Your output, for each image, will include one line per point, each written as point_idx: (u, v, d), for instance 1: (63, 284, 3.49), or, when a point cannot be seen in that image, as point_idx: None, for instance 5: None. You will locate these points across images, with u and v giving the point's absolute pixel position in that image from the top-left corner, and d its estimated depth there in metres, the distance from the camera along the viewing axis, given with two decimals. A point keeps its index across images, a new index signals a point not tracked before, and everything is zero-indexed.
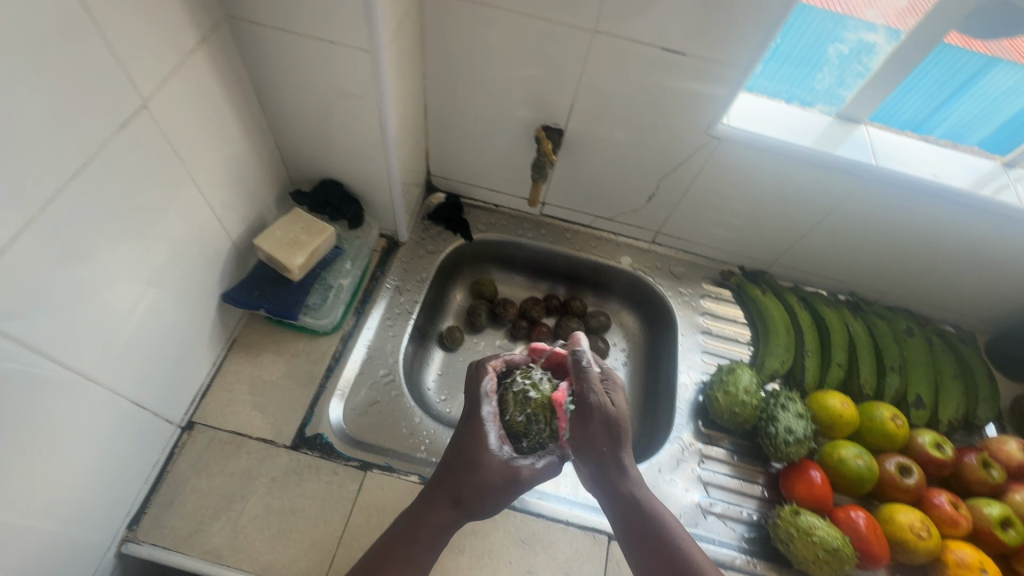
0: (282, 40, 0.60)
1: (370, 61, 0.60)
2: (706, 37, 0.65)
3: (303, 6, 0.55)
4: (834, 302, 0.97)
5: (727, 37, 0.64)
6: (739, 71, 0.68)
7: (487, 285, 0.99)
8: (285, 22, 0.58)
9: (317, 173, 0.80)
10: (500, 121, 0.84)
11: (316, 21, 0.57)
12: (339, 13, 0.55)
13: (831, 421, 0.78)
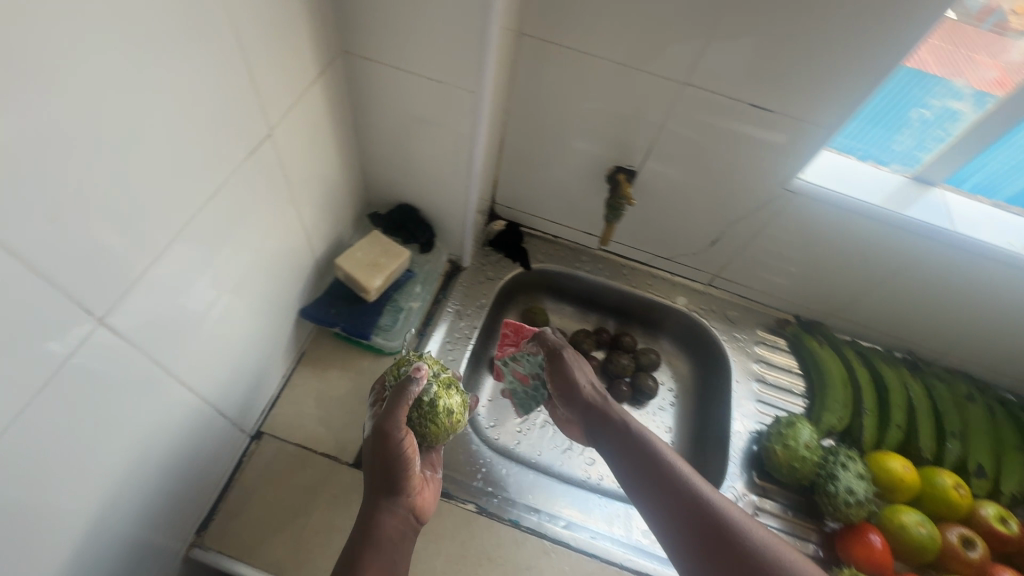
0: (390, 75, 0.63)
1: (472, 101, 0.62)
2: (794, 96, 0.66)
3: (418, 47, 0.58)
4: (892, 359, 0.95)
5: (815, 97, 0.66)
6: (823, 129, 0.69)
7: (540, 314, 1.00)
8: (397, 60, 0.60)
9: (396, 197, 0.82)
10: (574, 158, 0.86)
11: (427, 61, 0.59)
12: (452, 56, 0.58)
13: (892, 484, 0.77)
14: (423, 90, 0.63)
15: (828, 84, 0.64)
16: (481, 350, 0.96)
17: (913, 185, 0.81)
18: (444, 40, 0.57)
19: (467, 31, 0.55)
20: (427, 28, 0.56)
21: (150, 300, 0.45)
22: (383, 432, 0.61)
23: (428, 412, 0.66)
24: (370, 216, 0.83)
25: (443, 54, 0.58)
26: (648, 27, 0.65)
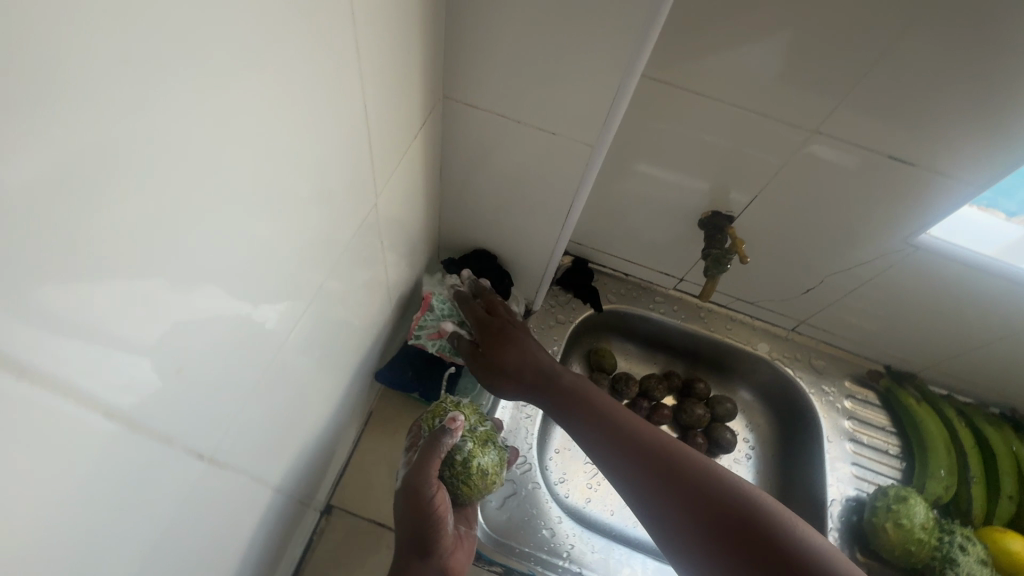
0: (494, 123, 0.56)
1: (585, 155, 0.55)
2: (944, 149, 0.59)
3: (534, 96, 0.51)
4: (993, 418, 0.88)
5: (968, 151, 0.59)
6: (968, 183, 0.62)
7: (607, 357, 0.93)
8: (507, 108, 0.53)
9: (472, 242, 0.75)
10: (663, 199, 0.79)
11: (543, 111, 0.52)
12: (574, 109, 0.51)
13: (1012, 567, 0.71)
14: (530, 141, 0.56)
15: (987, 140, 0.58)
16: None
17: None
18: (569, 91, 0.49)
19: (600, 84, 0.48)
20: (551, 77, 0.49)
21: (257, 411, 0.39)
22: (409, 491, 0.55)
23: (463, 474, 0.59)
24: (443, 260, 0.76)
25: (563, 106, 0.51)
26: (784, 72, 0.58)
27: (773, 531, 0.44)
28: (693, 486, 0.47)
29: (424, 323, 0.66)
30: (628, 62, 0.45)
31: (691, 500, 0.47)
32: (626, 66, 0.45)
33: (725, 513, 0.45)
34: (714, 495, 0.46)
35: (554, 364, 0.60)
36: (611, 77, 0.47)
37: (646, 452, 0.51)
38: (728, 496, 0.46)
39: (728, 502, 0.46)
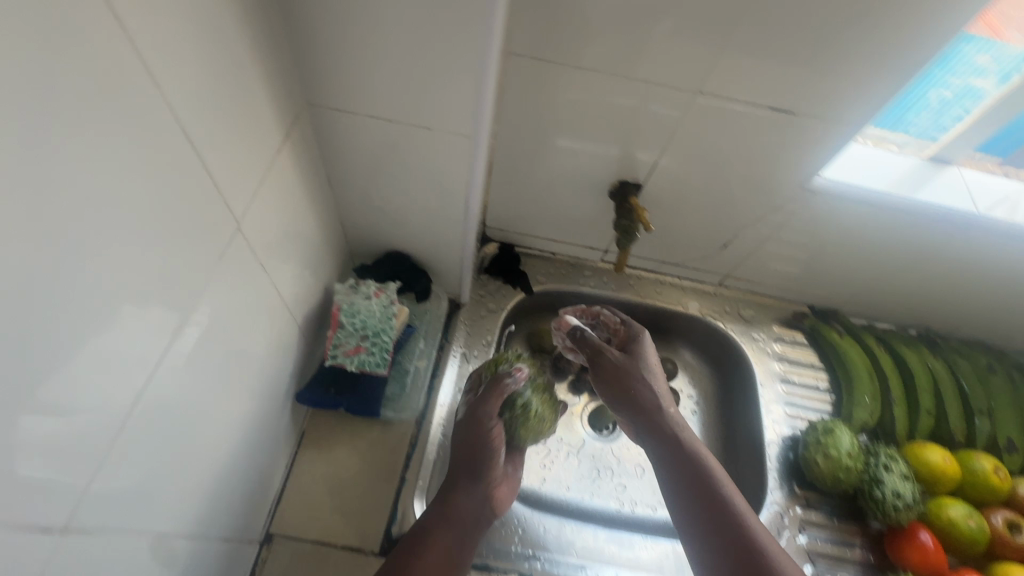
0: (367, 123, 0.54)
1: (465, 144, 0.54)
2: (817, 95, 0.60)
3: (398, 93, 0.49)
4: (911, 340, 0.93)
5: (841, 95, 0.60)
6: (847, 126, 0.63)
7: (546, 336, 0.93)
8: (376, 107, 0.52)
9: (383, 246, 0.73)
10: (571, 176, 0.79)
11: (411, 105, 0.51)
12: (441, 98, 0.50)
13: (933, 477, 0.76)
14: (409, 138, 0.55)
15: (856, 83, 0.59)
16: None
17: (931, 166, 0.77)
18: (432, 81, 0.48)
19: (460, 69, 0.47)
20: (409, 69, 0.47)
21: (129, 450, 0.37)
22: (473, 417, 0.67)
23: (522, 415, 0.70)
24: (354, 269, 0.73)
25: (431, 97, 0.50)
26: (652, 36, 0.57)
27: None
28: (731, 520, 0.58)
29: (338, 342, 0.63)
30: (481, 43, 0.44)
31: (720, 532, 0.58)
32: (480, 47, 0.45)
33: (747, 554, 0.56)
34: (742, 537, 0.57)
35: (666, 405, 0.69)
36: (469, 62, 0.46)
37: (698, 486, 0.61)
38: (754, 539, 0.57)
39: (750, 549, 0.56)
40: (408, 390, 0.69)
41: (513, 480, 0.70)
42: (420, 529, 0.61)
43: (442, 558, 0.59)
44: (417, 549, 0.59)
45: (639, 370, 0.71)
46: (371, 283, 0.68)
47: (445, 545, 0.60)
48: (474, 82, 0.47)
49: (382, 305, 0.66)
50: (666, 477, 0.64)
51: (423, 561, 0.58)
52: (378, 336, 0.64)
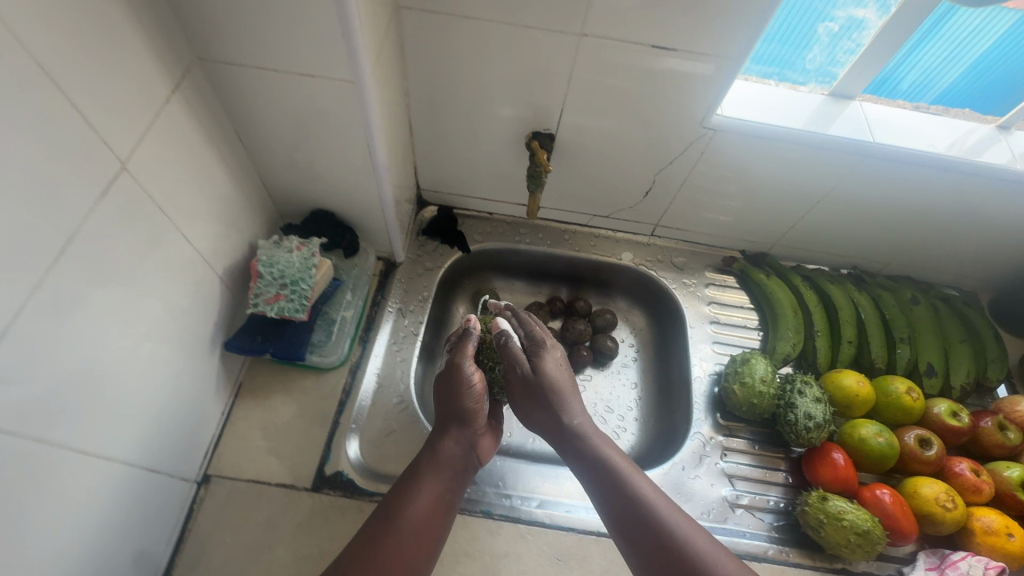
0: (260, 77, 0.57)
1: (351, 92, 0.57)
2: (695, 31, 0.63)
3: (279, 42, 0.53)
4: (838, 278, 0.96)
5: (717, 29, 0.63)
6: (732, 59, 0.66)
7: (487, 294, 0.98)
8: (261, 62, 0.55)
9: (308, 205, 0.77)
10: (488, 131, 0.82)
11: (292, 57, 0.54)
12: (315, 49, 0.53)
13: (848, 400, 0.79)
14: (301, 90, 0.58)
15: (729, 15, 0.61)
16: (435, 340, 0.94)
17: (833, 102, 0.79)
18: (302, 32, 0.51)
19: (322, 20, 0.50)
20: (278, 21, 0.51)
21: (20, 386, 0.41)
22: (460, 370, 0.71)
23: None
24: (281, 227, 0.77)
25: (306, 48, 0.53)
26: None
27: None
28: (640, 512, 0.58)
29: (259, 291, 0.67)
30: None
31: (631, 527, 0.58)
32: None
33: (662, 545, 0.55)
34: (653, 531, 0.56)
35: (574, 415, 0.68)
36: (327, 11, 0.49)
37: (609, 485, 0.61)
38: (665, 530, 0.56)
39: (661, 542, 0.55)
40: (335, 338, 0.74)
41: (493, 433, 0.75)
42: (408, 478, 0.63)
43: (431, 502, 0.62)
44: (407, 497, 0.61)
45: (546, 381, 0.70)
46: (293, 239, 0.72)
47: (435, 490, 0.63)
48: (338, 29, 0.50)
49: (302, 257, 0.70)
50: (583, 474, 0.64)
51: (413, 506, 0.60)
52: (297, 285, 0.68)
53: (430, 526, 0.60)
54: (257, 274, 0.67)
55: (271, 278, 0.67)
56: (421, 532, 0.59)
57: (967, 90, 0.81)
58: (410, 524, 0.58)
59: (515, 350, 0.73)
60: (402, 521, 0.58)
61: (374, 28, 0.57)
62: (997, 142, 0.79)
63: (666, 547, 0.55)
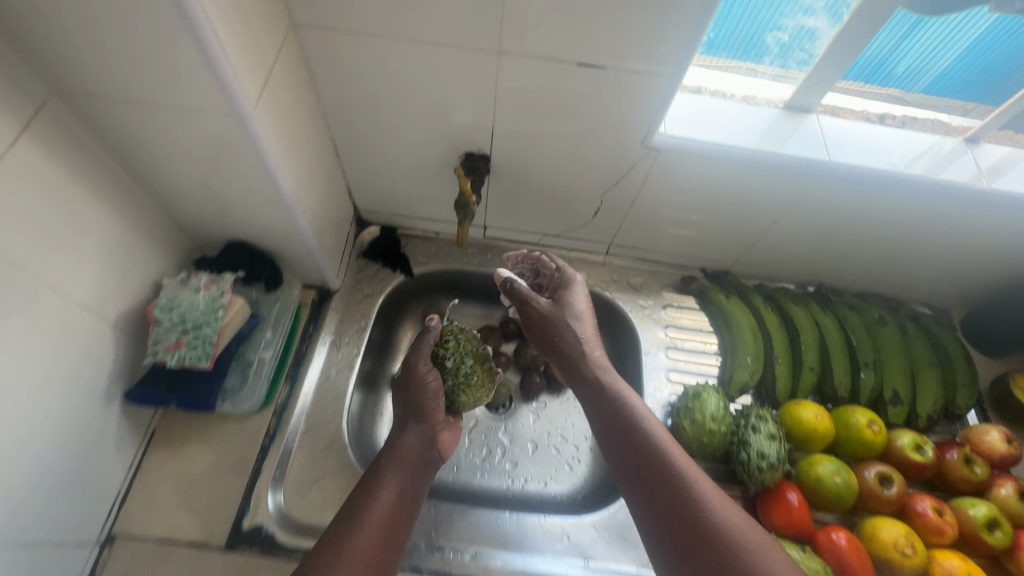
0: (133, 111, 0.52)
1: (233, 123, 0.52)
2: (623, 48, 0.57)
3: (142, 75, 0.47)
4: (802, 297, 0.91)
5: (647, 49, 0.57)
6: (668, 80, 0.60)
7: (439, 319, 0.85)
8: (128, 95, 0.49)
9: (223, 237, 0.72)
10: (420, 150, 0.77)
11: (159, 88, 0.48)
12: (181, 79, 0.47)
13: (805, 435, 0.74)
14: (181, 123, 0.53)
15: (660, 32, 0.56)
16: (375, 368, 0.87)
17: (788, 116, 0.74)
18: (163, 62, 0.46)
19: (181, 48, 0.44)
20: (133, 50, 0.45)
21: None
22: (416, 371, 0.75)
23: (460, 380, 0.78)
24: (194, 262, 0.71)
25: (172, 78, 0.47)
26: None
27: (698, 523, 0.52)
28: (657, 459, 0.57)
29: (158, 337, 0.61)
30: (180, 15, 0.41)
31: (646, 472, 0.57)
32: (183, 21, 0.42)
33: (673, 495, 0.54)
34: (669, 474, 0.56)
35: (593, 349, 0.68)
36: (183, 37, 0.43)
37: (626, 433, 0.61)
38: (680, 477, 0.55)
39: (676, 488, 0.55)
40: (250, 383, 0.68)
41: (452, 427, 0.78)
42: (370, 478, 0.65)
43: (395, 496, 0.64)
44: (372, 490, 0.63)
45: (564, 315, 0.70)
46: (201, 275, 0.67)
47: (398, 486, 0.65)
48: (200, 57, 0.45)
49: (209, 297, 0.65)
50: (598, 424, 0.64)
51: (378, 499, 0.62)
52: (201, 330, 0.63)
53: (395, 519, 0.63)
54: (154, 320, 0.61)
55: (170, 325, 0.62)
56: (386, 526, 0.61)
57: (962, 76, 0.72)
58: (376, 515, 0.61)
59: (525, 290, 0.72)
60: (369, 511, 0.60)
61: (257, 52, 0.51)
62: (976, 161, 0.74)
63: (680, 495, 0.54)
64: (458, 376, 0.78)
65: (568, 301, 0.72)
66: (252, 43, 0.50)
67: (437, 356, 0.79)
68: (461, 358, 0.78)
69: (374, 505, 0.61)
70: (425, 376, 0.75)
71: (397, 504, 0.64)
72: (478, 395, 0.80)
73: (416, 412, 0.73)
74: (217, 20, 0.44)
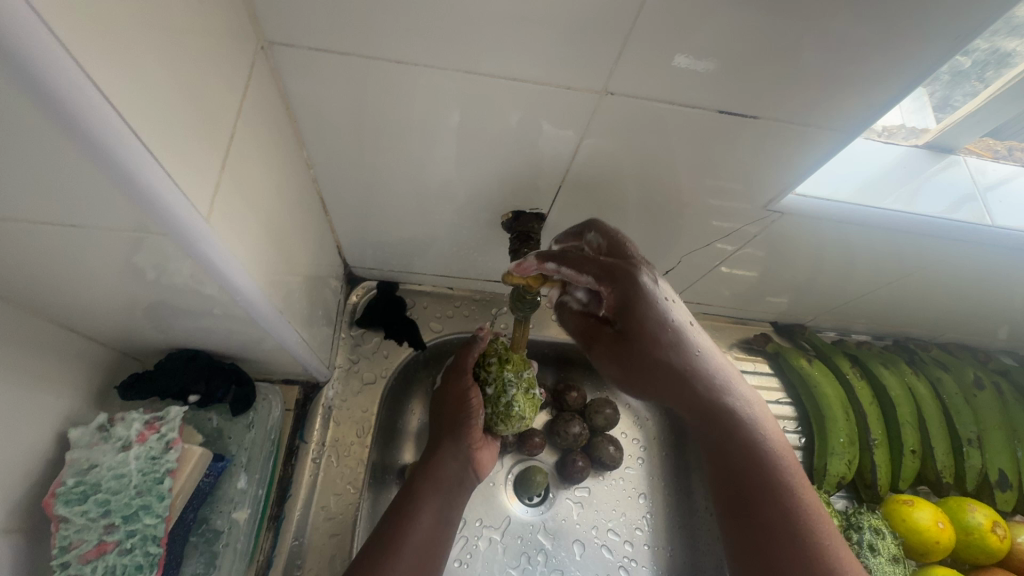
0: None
1: (171, 246, 0.32)
2: (765, 70, 0.42)
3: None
4: (887, 354, 0.79)
5: (791, 72, 0.42)
6: (810, 108, 0.46)
7: (494, 348, 0.57)
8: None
9: (168, 345, 0.49)
10: (449, 198, 0.57)
11: (32, 204, 0.28)
12: (71, 191, 0.27)
13: (925, 547, 0.62)
14: (74, 227, 0.30)
15: (820, 43, 0.40)
16: (384, 461, 0.66)
17: (928, 155, 0.59)
18: (32, 169, 0.25)
19: (64, 155, 0.24)
20: None
21: None
22: (459, 383, 0.58)
23: (499, 411, 0.55)
24: (118, 388, 0.48)
25: (56, 194, 0.27)
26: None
27: (793, 540, 0.41)
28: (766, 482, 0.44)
29: (66, 542, 0.39)
30: (46, 114, 0.22)
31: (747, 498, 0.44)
32: (54, 122, 0.22)
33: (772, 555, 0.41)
34: (761, 482, 0.44)
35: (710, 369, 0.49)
36: (59, 142, 0.23)
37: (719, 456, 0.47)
38: (791, 507, 0.42)
39: (780, 519, 0.42)
40: (218, 565, 0.50)
41: (493, 444, 0.59)
42: (401, 499, 0.52)
43: (431, 524, 0.51)
44: (405, 514, 0.50)
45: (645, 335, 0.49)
46: (133, 420, 0.44)
47: (433, 512, 0.52)
48: (97, 170, 0.25)
49: (143, 463, 0.42)
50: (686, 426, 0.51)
51: (412, 525, 0.50)
52: (136, 519, 0.41)
53: (432, 551, 0.50)
54: (56, 517, 0.38)
55: (84, 522, 0.39)
56: (419, 563, 0.48)
57: None
58: (410, 547, 0.48)
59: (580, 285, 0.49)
60: (404, 540, 0.48)
61: (208, 130, 0.32)
62: None
63: (789, 532, 0.41)
64: (497, 406, 0.55)
65: (638, 296, 0.47)
66: (200, 118, 0.31)
67: (480, 369, 0.57)
68: (504, 386, 0.54)
69: (407, 534, 0.49)
70: (471, 392, 0.57)
71: (434, 534, 0.51)
72: (522, 425, 0.56)
73: (453, 424, 0.57)
74: (130, 107, 0.25)
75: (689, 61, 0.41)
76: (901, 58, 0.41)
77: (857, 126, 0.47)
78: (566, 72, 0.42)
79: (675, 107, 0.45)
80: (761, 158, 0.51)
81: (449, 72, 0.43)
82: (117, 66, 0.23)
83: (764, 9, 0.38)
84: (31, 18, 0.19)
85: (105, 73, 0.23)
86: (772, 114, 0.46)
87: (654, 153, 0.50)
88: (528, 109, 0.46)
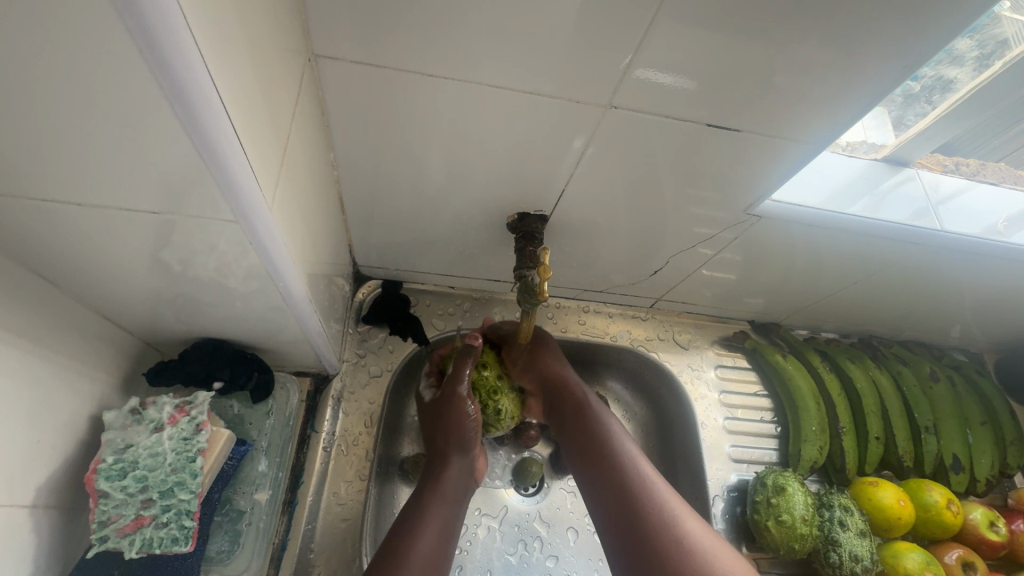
0: (68, 208, 0.33)
1: (237, 233, 0.36)
2: (744, 90, 0.48)
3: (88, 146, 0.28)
4: (852, 350, 0.86)
5: (768, 96, 0.49)
6: (786, 124, 0.52)
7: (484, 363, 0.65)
8: (57, 182, 0.30)
9: (195, 337, 0.52)
10: (459, 203, 0.61)
11: (121, 188, 0.31)
12: (160, 176, 0.31)
13: (888, 522, 0.68)
14: (144, 216, 0.34)
15: (794, 68, 0.46)
16: (388, 454, 0.69)
17: (886, 168, 0.67)
18: (136, 152, 0.29)
19: (172, 142, 0.28)
20: (77, 132, 0.27)
21: None
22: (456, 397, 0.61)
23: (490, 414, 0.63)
24: (148, 375, 0.51)
25: (147, 181, 0.31)
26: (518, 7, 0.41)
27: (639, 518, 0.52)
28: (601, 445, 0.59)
29: (105, 516, 0.41)
30: (172, 106, 0.26)
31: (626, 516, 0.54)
32: (176, 113, 0.27)
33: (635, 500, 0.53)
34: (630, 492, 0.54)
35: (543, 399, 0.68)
36: (173, 130, 0.27)
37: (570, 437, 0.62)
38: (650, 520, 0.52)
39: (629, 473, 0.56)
40: (242, 543, 0.55)
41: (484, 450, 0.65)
42: (410, 517, 0.53)
43: (437, 537, 0.52)
44: (411, 530, 0.51)
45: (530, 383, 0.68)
46: (164, 404, 0.46)
47: (436, 525, 0.53)
48: (197, 155, 0.29)
49: (177, 443, 0.45)
50: (612, 547, 0.52)
51: (417, 541, 0.50)
52: (171, 494, 0.44)
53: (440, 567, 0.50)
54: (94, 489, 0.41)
55: (120, 497, 0.41)
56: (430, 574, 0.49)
57: None
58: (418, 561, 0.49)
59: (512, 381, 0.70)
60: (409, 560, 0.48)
61: (272, 129, 0.36)
62: None
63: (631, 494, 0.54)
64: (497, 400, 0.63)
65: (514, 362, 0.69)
66: (268, 119, 0.35)
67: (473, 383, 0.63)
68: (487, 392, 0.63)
69: (413, 550, 0.49)
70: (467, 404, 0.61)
71: (441, 547, 0.52)
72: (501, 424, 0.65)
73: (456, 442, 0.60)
74: (231, 105, 0.29)
75: (681, 80, 0.47)
76: (860, 82, 0.47)
77: (823, 141, 0.53)
78: (575, 84, 0.47)
79: (668, 121, 0.51)
80: (742, 170, 0.57)
81: (469, 85, 0.47)
82: (222, 71, 0.28)
83: (750, 35, 0.43)
84: (183, 33, 0.24)
85: (215, 73, 0.27)
86: (751, 130, 0.52)
87: (649, 162, 0.56)
88: (538, 119, 0.51)
